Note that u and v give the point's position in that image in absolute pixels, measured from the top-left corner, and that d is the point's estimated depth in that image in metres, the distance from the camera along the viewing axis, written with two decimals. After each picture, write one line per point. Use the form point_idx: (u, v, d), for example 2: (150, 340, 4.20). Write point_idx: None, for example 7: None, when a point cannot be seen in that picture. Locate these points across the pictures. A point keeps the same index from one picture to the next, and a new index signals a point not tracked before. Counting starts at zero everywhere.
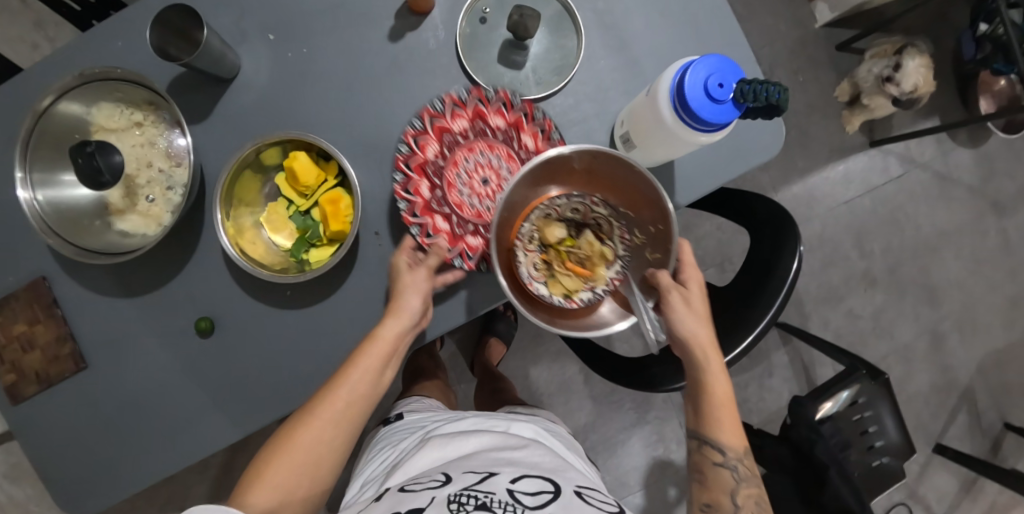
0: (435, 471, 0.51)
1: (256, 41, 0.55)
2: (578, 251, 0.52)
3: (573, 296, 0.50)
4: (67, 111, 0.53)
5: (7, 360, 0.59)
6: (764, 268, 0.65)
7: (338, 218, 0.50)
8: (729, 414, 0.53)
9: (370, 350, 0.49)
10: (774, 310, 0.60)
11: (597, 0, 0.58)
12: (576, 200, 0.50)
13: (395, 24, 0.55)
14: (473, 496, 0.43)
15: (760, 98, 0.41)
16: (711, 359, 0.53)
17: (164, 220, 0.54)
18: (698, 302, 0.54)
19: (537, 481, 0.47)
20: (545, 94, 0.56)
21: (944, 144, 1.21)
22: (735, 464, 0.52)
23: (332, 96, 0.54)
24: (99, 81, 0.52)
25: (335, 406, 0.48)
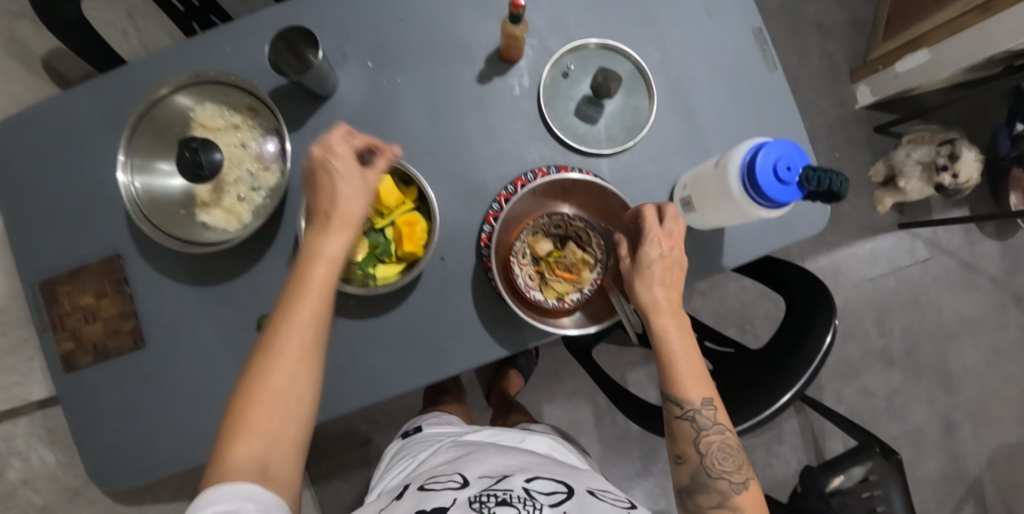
0: (452, 471, 0.55)
1: (355, 65, 0.60)
2: (565, 260, 0.56)
3: (564, 299, 0.54)
4: (174, 105, 0.57)
5: (68, 328, 0.61)
6: (795, 337, 0.66)
7: (413, 239, 0.54)
8: (690, 368, 0.51)
9: (315, 271, 0.43)
10: (806, 378, 0.61)
11: (672, 68, 0.62)
12: (556, 217, 0.55)
13: (485, 68, 0.59)
14: (494, 494, 0.47)
15: (824, 184, 0.43)
16: (663, 319, 0.51)
17: (244, 218, 0.57)
18: (657, 263, 0.50)
19: (550, 483, 0.51)
20: (616, 149, 0.60)
21: (971, 234, 1.23)
22: (697, 415, 0.50)
23: (417, 126, 0.59)
24: (210, 83, 0.57)
25: (301, 333, 0.41)
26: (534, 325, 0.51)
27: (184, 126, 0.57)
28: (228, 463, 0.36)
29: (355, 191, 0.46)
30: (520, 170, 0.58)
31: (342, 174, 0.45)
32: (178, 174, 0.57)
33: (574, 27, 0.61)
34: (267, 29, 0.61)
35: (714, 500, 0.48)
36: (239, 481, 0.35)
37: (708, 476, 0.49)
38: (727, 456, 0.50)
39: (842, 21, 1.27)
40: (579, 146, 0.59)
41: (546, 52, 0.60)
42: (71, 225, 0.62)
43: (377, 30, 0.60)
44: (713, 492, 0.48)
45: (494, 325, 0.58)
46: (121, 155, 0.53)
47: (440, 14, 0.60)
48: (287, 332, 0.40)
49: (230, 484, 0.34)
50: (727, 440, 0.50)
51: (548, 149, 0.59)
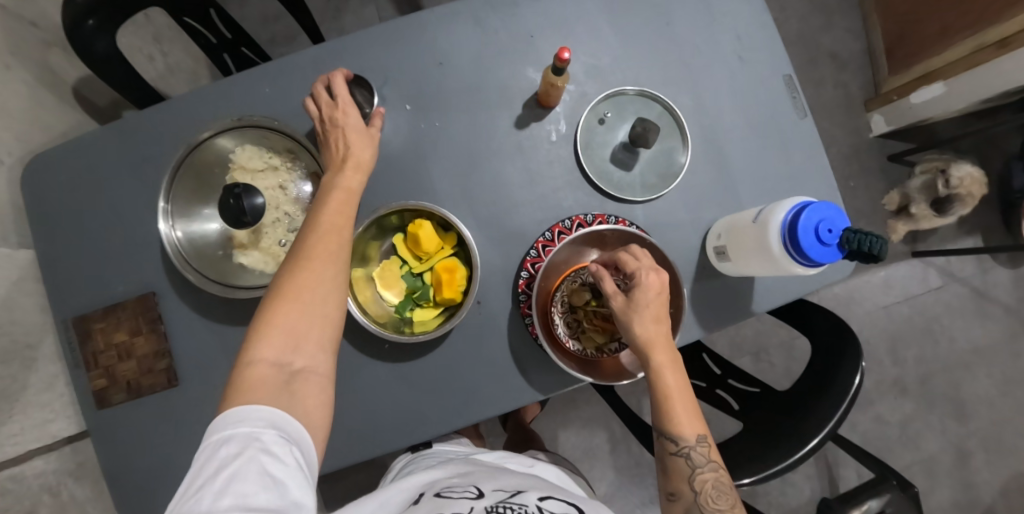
0: (466, 483, 0.55)
1: (394, 108, 0.61)
2: (603, 310, 0.56)
3: (604, 349, 0.55)
4: (215, 147, 0.56)
5: (101, 365, 0.61)
6: (824, 381, 0.67)
7: (452, 286, 0.54)
8: (683, 406, 0.51)
9: (333, 198, 0.46)
10: (835, 422, 0.61)
11: (705, 115, 0.63)
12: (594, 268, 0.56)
13: (522, 113, 0.61)
14: (511, 507, 0.48)
15: (863, 248, 0.43)
16: (658, 357, 0.49)
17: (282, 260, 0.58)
18: (652, 301, 0.49)
19: (563, 504, 0.52)
20: (649, 197, 0.60)
21: (984, 262, 1.24)
22: (691, 452, 0.51)
23: (457, 170, 0.60)
24: (252, 126, 0.57)
25: (319, 249, 0.42)
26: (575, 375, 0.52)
27: (223, 170, 0.57)
28: (248, 369, 0.36)
29: (362, 139, 0.52)
30: (556, 215, 0.60)
31: (342, 121, 0.52)
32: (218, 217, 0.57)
33: (609, 73, 0.62)
34: (306, 70, 0.61)
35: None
36: (262, 402, 0.35)
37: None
38: (721, 495, 0.51)
39: (857, 50, 1.28)
40: (614, 193, 0.60)
41: (582, 98, 0.62)
42: (107, 262, 0.62)
43: (416, 72, 0.61)
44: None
45: (529, 368, 0.59)
46: (162, 201, 0.54)
47: (478, 60, 0.61)
48: (308, 244, 0.42)
49: (249, 408, 0.34)
50: (720, 478, 0.51)
51: (584, 197, 0.61)
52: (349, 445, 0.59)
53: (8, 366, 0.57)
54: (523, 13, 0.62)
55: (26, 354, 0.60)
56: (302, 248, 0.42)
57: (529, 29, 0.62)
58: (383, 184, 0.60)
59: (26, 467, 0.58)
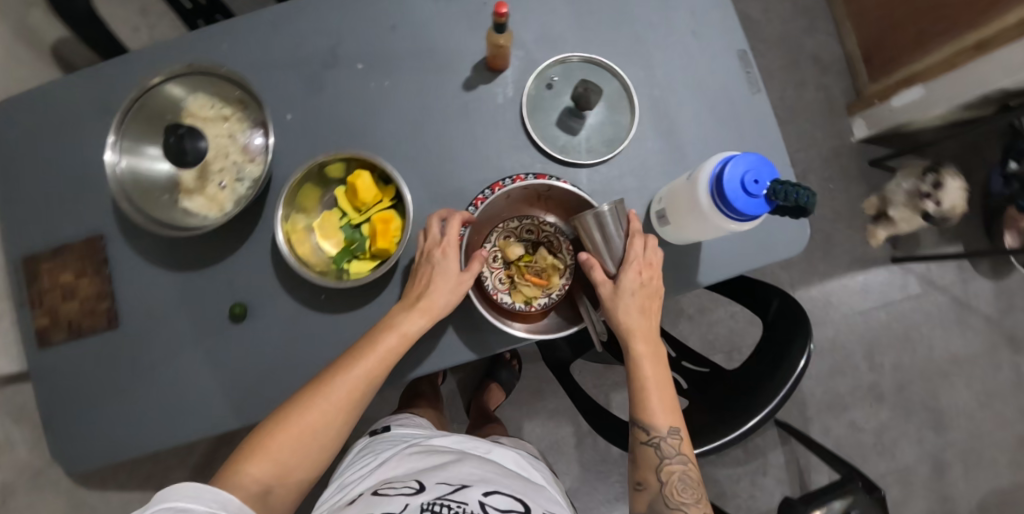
0: (409, 477, 0.53)
1: (346, 67, 0.61)
2: (535, 265, 0.57)
3: (534, 303, 0.54)
4: (168, 93, 0.58)
5: (46, 304, 0.62)
6: (773, 360, 0.65)
7: (386, 237, 0.54)
8: (660, 397, 0.52)
9: (385, 340, 0.51)
10: (778, 399, 0.60)
11: (654, 87, 0.64)
12: (528, 222, 0.57)
13: (470, 76, 0.62)
14: (448, 505, 0.46)
15: (789, 197, 0.44)
16: (639, 346, 0.53)
17: (226, 207, 0.59)
18: (636, 295, 0.52)
19: (509, 500, 0.50)
20: (594, 161, 0.61)
21: (966, 271, 1.20)
22: (661, 443, 0.51)
23: (403, 129, 0.61)
24: (205, 74, 0.58)
25: (337, 395, 0.50)
26: (495, 324, 0.52)
27: (175, 114, 0.58)
28: (241, 474, 0.46)
29: (448, 287, 0.52)
30: (499, 176, 0.61)
31: (437, 262, 0.52)
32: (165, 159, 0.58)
33: (559, 42, 0.64)
34: (261, 26, 0.62)
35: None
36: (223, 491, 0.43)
37: (665, 506, 0.49)
38: (687, 487, 0.50)
39: (840, 55, 1.28)
40: (558, 156, 0.61)
41: (532, 65, 0.63)
42: (60, 205, 0.64)
43: (368, 32, 0.62)
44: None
45: (464, 325, 0.58)
46: (110, 135, 0.54)
47: (430, 23, 0.62)
48: (331, 388, 0.50)
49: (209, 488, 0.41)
50: (688, 471, 0.50)
51: (528, 158, 0.61)
52: (280, 395, 0.59)
53: None
54: None
55: None
56: (325, 388, 0.50)
57: None
58: (329, 137, 0.61)
59: None
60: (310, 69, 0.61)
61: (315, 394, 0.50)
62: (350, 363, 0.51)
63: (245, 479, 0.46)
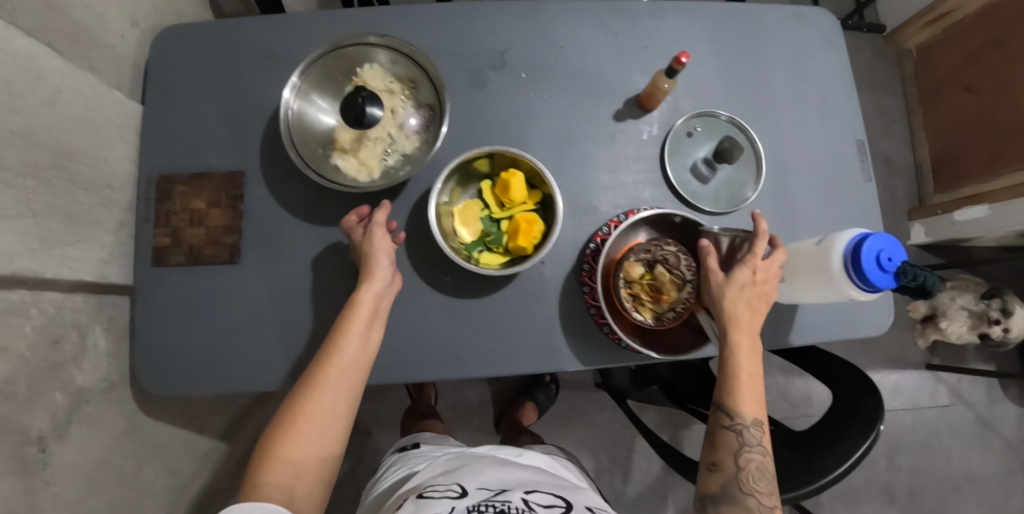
0: (449, 481, 0.57)
1: (510, 73, 0.65)
2: (656, 282, 0.57)
3: (663, 318, 0.58)
4: (350, 55, 0.61)
5: (170, 225, 0.63)
6: (833, 424, 0.70)
7: (527, 236, 0.57)
8: (751, 389, 0.53)
9: (355, 316, 0.53)
10: (851, 462, 0.62)
11: (781, 156, 0.69)
12: (650, 243, 0.58)
13: (622, 108, 0.66)
14: (494, 505, 0.51)
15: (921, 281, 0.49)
16: (739, 337, 0.53)
17: (374, 174, 0.61)
18: (747, 287, 0.53)
19: (549, 499, 0.55)
20: (719, 211, 0.65)
21: (994, 392, 1.22)
22: (744, 430, 0.52)
23: (551, 140, 0.64)
24: (390, 48, 0.62)
25: (339, 384, 0.51)
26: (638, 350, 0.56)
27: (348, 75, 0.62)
28: (263, 483, 0.45)
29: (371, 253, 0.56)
30: (631, 204, 0.64)
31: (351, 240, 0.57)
32: (330, 114, 0.62)
33: (707, 96, 0.68)
34: (438, 17, 0.66)
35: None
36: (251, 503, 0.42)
37: (739, 490, 0.50)
38: (763, 477, 0.51)
39: (908, 162, 1.35)
40: (688, 198, 0.64)
41: (678, 111, 0.67)
42: (209, 137, 0.66)
43: (537, 45, 0.66)
44: (738, 506, 0.50)
45: (576, 335, 0.61)
46: (295, 75, 0.58)
47: (593, 53, 0.66)
48: (325, 377, 0.50)
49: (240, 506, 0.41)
50: (766, 463, 0.51)
51: (660, 194, 0.65)
52: (381, 362, 0.60)
53: (85, 196, 0.61)
54: (642, 29, 0.68)
55: (104, 194, 0.63)
56: (319, 378, 0.50)
57: (643, 41, 0.68)
58: (481, 132, 0.63)
59: (69, 298, 0.61)
60: (477, 66, 0.65)
61: (313, 388, 0.50)
62: (332, 348, 0.52)
63: (264, 486, 0.45)
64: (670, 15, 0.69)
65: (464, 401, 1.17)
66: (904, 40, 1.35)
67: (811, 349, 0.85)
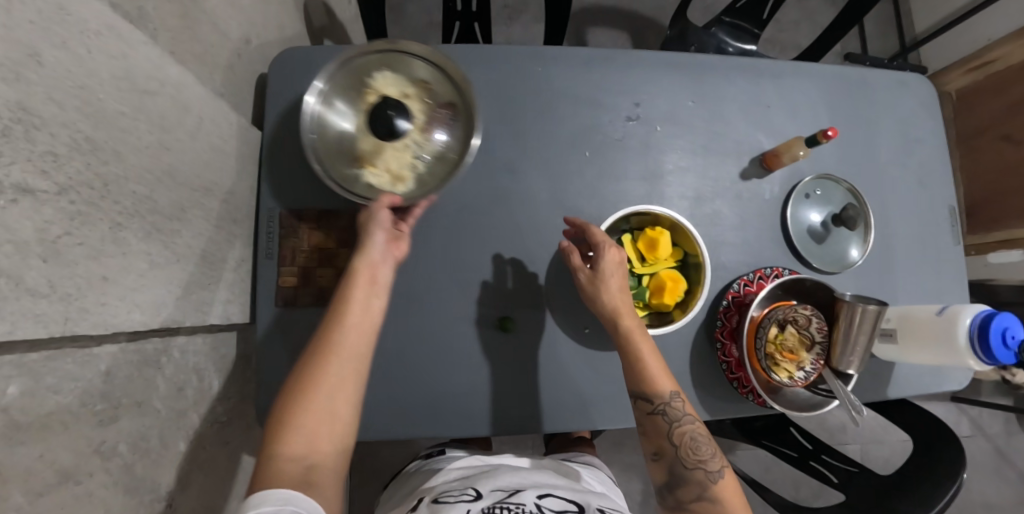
0: (463, 486, 0.57)
1: (643, 125, 0.65)
2: (787, 342, 0.61)
3: (795, 377, 0.60)
4: (363, 64, 0.57)
5: (298, 264, 0.63)
6: (916, 471, 0.71)
7: (672, 294, 0.59)
8: (657, 365, 0.54)
9: (357, 284, 0.50)
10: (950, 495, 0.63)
11: (886, 218, 0.72)
12: (786, 307, 0.60)
13: (747, 166, 0.67)
14: (508, 507, 0.50)
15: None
16: (626, 322, 0.55)
17: (408, 185, 0.57)
18: (614, 273, 0.57)
19: (562, 501, 0.53)
20: (834, 271, 0.68)
21: (1011, 425, 1.31)
22: (667, 407, 0.53)
23: (681, 196, 0.65)
24: (399, 51, 0.58)
25: (348, 351, 0.47)
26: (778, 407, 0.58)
27: (361, 81, 0.57)
28: (275, 462, 0.42)
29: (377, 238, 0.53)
30: (755, 261, 0.66)
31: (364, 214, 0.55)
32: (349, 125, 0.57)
33: (823, 157, 0.70)
34: (575, 63, 0.65)
35: (693, 493, 0.50)
36: (277, 488, 0.39)
37: (685, 467, 0.51)
38: (701, 444, 0.52)
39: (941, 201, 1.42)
40: (808, 258, 0.67)
41: (798, 172, 0.69)
42: None
43: (669, 99, 0.66)
44: (691, 484, 0.50)
45: (702, 389, 0.63)
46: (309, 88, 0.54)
47: (721, 110, 0.67)
48: (334, 345, 0.47)
49: (270, 491, 0.39)
50: (698, 429, 0.53)
51: (780, 253, 0.67)
52: (516, 412, 0.61)
53: (215, 234, 0.59)
54: (766, 88, 0.69)
55: (227, 229, 0.62)
56: (328, 348, 0.47)
57: (767, 99, 0.69)
58: (615, 184, 0.64)
59: (190, 340, 0.59)
60: (612, 118, 0.65)
61: (319, 357, 0.47)
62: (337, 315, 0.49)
63: (276, 464, 0.42)
64: (793, 74, 0.70)
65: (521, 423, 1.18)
66: (944, 84, 1.38)
67: (903, 401, 0.85)
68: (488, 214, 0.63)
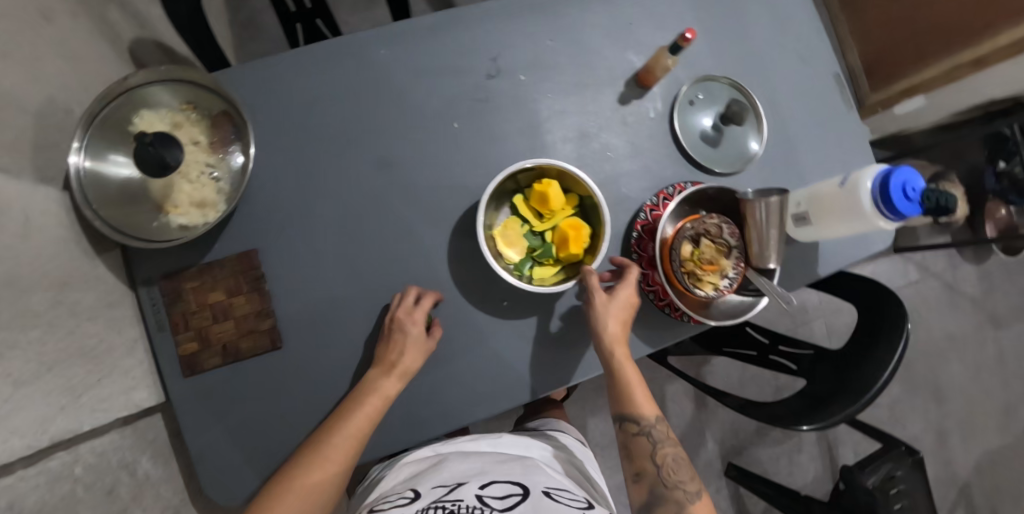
0: (404, 487, 0.57)
1: (508, 78, 0.62)
2: (704, 255, 0.60)
3: (720, 287, 0.60)
4: (115, 112, 0.56)
5: (192, 327, 0.58)
6: (864, 333, 0.75)
7: (578, 243, 0.56)
8: (643, 393, 0.56)
9: (367, 404, 0.53)
10: (900, 352, 0.68)
11: (776, 104, 0.72)
12: (692, 221, 0.59)
13: (624, 90, 0.65)
14: (443, 505, 0.50)
15: (943, 203, 0.55)
16: (617, 350, 0.55)
17: (220, 207, 0.58)
18: (623, 304, 0.56)
19: (506, 486, 0.53)
20: (734, 170, 0.67)
21: (953, 258, 1.38)
22: (652, 431, 0.57)
23: (566, 140, 0.63)
24: (144, 85, 0.57)
25: (336, 448, 0.51)
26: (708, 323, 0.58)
27: (124, 130, 0.56)
28: None
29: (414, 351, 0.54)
30: (657, 183, 0.65)
31: (403, 328, 0.54)
32: (131, 176, 0.56)
33: (699, 61, 0.68)
34: (422, 34, 0.61)
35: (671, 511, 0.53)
36: None
37: (664, 487, 0.54)
38: (680, 467, 0.55)
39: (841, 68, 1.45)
40: (705, 164, 0.66)
41: (676, 81, 0.67)
42: None
43: (529, 44, 0.63)
44: (668, 503, 0.53)
45: (640, 324, 0.63)
46: (71, 158, 0.52)
47: (584, 41, 0.65)
48: (325, 450, 0.51)
49: None
50: (679, 453, 0.56)
51: (679, 167, 0.66)
52: (464, 404, 0.59)
53: (90, 326, 0.54)
54: (623, 4, 0.66)
55: (105, 314, 0.56)
56: (319, 451, 0.51)
57: (627, 16, 0.66)
58: (497, 147, 0.61)
59: (106, 440, 0.54)
60: (476, 80, 0.62)
61: (309, 458, 0.51)
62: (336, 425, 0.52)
63: None
64: None
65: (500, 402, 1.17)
66: None
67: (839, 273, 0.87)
68: (377, 215, 0.59)
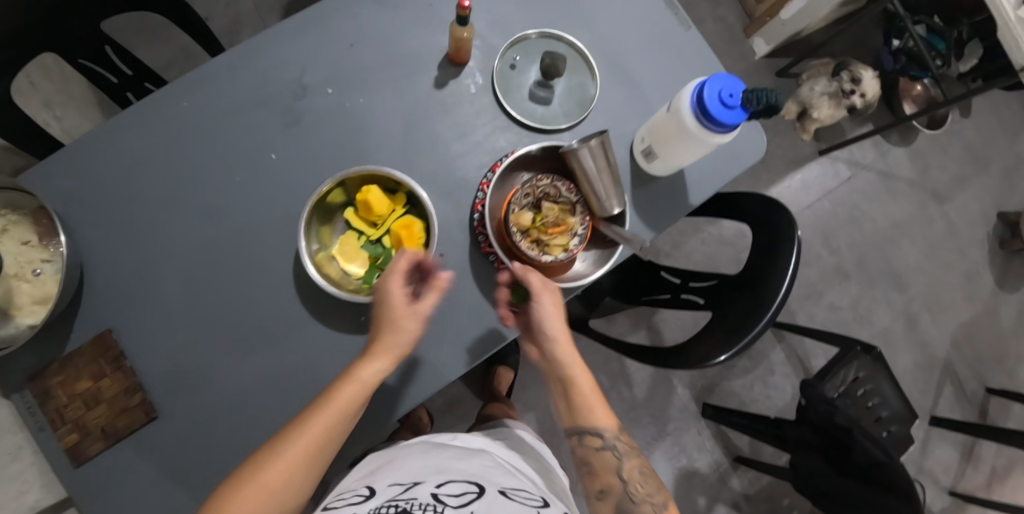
0: (354, 487, 0.50)
1: (317, 94, 0.62)
2: (547, 219, 0.58)
3: (570, 248, 0.58)
4: None
5: (69, 420, 0.58)
6: (763, 249, 0.73)
7: (413, 240, 0.57)
8: (597, 402, 0.57)
9: (346, 390, 0.49)
10: (793, 260, 0.66)
11: (606, 45, 0.70)
12: (526, 184, 0.58)
13: (439, 74, 0.64)
14: (396, 504, 0.41)
15: (764, 101, 0.52)
16: (567, 351, 0.57)
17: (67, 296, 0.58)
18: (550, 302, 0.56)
19: (462, 484, 0.46)
20: (574, 122, 0.66)
21: (880, 145, 1.36)
22: (614, 444, 0.55)
23: (391, 139, 0.62)
24: None
25: (315, 430, 0.48)
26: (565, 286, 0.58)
27: None
28: None
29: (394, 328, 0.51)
30: (493, 157, 0.64)
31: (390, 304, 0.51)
32: None
33: (512, 24, 0.67)
34: (219, 74, 0.61)
35: None
36: None
37: (632, 503, 0.52)
38: (647, 478, 0.54)
39: None
40: (540, 126, 0.65)
41: (492, 50, 0.66)
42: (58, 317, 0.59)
43: (330, 54, 0.62)
44: None
45: None
46: None
47: (386, 36, 0.63)
48: (303, 435, 0.47)
49: None
50: (643, 463, 0.55)
51: (514, 135, 0.65)
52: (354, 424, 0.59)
53: None
54: None
55: None
56: (295, 435, 0.47)
57: None
58: (321, 165, 0.60)
59: None
60: (284, 105, 0.61)
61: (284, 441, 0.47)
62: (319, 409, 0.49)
63: None
64: None
65: (461, 403, 1.17)
66: None
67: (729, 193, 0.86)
68: (222, 263, 0.59)
